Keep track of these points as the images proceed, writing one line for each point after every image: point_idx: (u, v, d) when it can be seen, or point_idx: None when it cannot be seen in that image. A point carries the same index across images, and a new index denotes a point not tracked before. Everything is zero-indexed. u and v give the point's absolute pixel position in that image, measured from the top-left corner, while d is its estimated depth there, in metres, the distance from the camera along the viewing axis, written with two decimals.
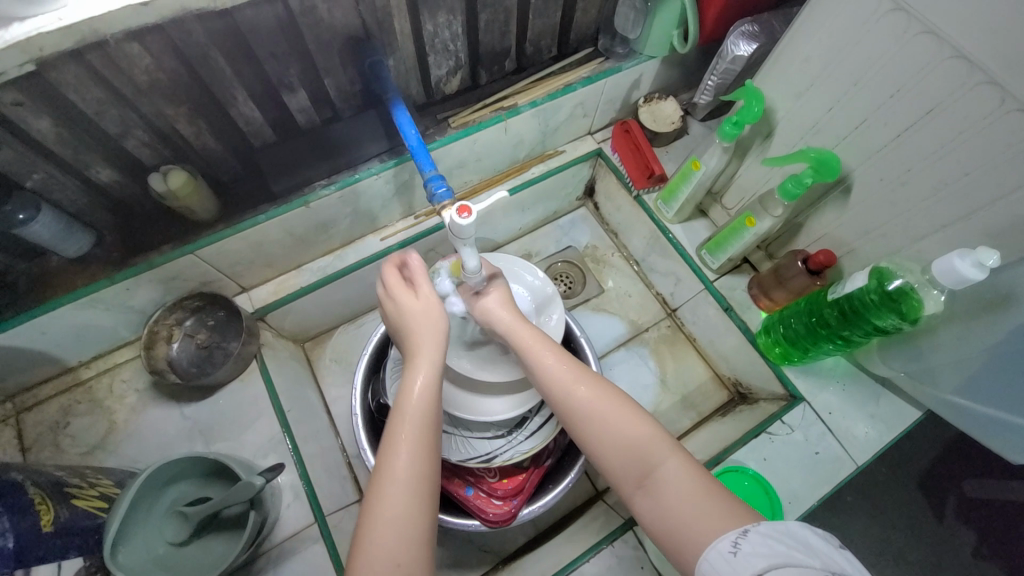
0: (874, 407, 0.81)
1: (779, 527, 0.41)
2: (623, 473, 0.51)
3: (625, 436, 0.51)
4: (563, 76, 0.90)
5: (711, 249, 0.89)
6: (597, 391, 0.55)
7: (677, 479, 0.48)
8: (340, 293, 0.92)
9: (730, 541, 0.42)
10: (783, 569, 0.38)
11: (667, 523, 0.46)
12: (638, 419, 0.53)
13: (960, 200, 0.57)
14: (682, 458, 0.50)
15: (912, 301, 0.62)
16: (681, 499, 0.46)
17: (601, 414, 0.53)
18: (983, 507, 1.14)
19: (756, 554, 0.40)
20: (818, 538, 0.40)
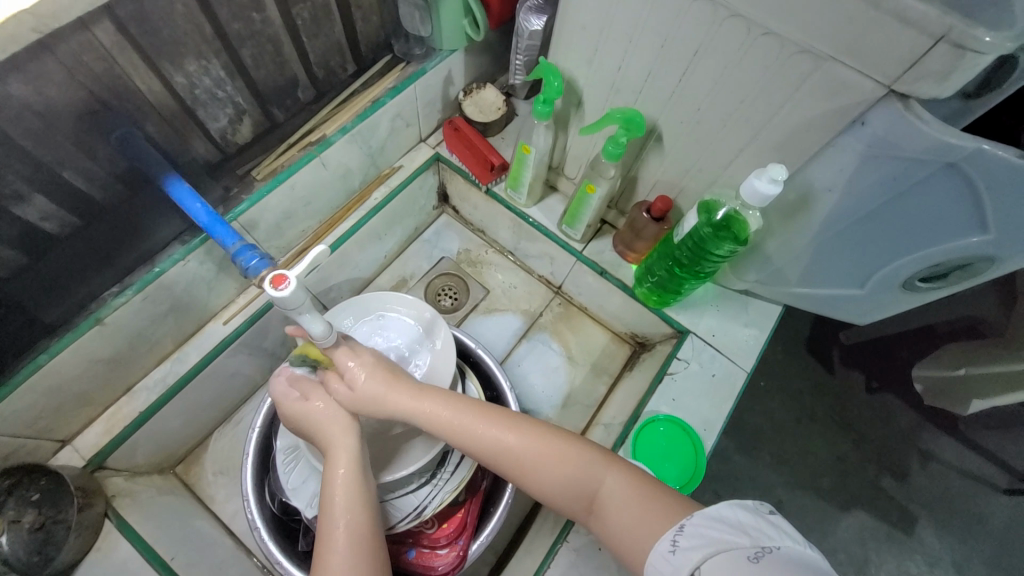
0: (746, 317, 0.89)
1: (710, 514, 0.43)
2: (572, 503, 0.53)
3: (564, 470, 0.53)
4: (367, 93, 0.84)
5: (568, 222, 0.90)
6: (525, 435, 0.54)
7: (620, 494, 0.51)
8: (197, 398, 0.79)
9: (669, 540, 0.44)
10: (716, 557, 0.40)
11: (619, 540, 0.48)
12: (572, 446, 0.54)
13: (747, 124, 0.63)
14: (620, 470, 0.53)
15: (740, 223, 0.67)
16: (627, 513, 0.49)
17: (537, 457, 0.53)
18: (857, 355, 1.32)
19: (692, 547, 0.42)
20: (746, 513, 0.42)
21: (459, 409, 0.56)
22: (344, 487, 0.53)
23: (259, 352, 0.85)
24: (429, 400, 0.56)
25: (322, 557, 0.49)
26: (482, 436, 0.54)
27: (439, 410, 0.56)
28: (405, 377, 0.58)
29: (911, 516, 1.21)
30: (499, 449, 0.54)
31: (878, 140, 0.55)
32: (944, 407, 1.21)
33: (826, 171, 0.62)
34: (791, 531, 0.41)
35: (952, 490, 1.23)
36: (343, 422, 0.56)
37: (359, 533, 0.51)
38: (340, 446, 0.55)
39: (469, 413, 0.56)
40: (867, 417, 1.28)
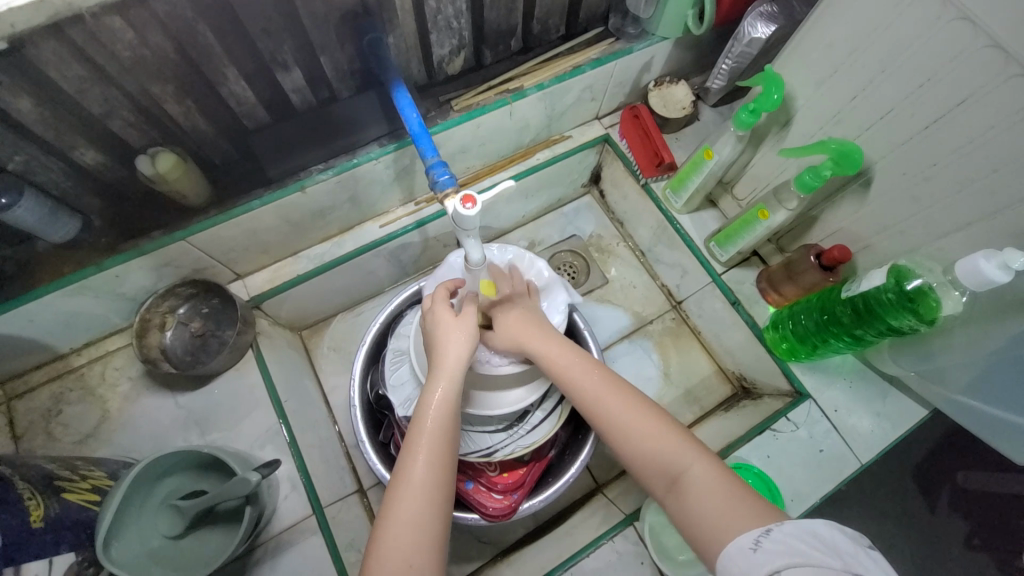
0: (880, 405, 0.79)
1: (802, 527, 0.41)
2: (654, 478, 0.52)
3: (652, 442, 0.53)
4: (571, 58, 0.85)
5: (720, 241, 0.86)
6: (621, 396, 0.57)
7: (705, 482, 0.49)
8: (338, 281, 0.89)
9: (753, 537, 0.42)
10: (800, 569, 0.38)
11: (696, 524, 0.47)
12: (665, 424, 0.54)
13: (987, 197, 0.55)
14: (712, 460, 0.50)
15: (930, 301, 0.59)
16: (707, 501, 0.47)
17: (630, 421, 0.54)
18: (986, 501, 1.13)
19: (776, 552, 0.40)
20: (841, 539, 0.40)
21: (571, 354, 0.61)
22: (433, 391, 0.56)
23: (395, 261, 0.93)
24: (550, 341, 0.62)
25: (406, 454, 0.53)
26: (585, 385, 0.58)
27: (554, 351, 0.61)
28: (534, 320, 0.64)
29: None
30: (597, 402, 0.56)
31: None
32: None
33: None
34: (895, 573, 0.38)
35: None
36: (454, 343, 0.59)
37: (438, 447, 0.53)
38: (438, 359, 0.59)
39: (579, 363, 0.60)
40: (961, 573, 1.10)
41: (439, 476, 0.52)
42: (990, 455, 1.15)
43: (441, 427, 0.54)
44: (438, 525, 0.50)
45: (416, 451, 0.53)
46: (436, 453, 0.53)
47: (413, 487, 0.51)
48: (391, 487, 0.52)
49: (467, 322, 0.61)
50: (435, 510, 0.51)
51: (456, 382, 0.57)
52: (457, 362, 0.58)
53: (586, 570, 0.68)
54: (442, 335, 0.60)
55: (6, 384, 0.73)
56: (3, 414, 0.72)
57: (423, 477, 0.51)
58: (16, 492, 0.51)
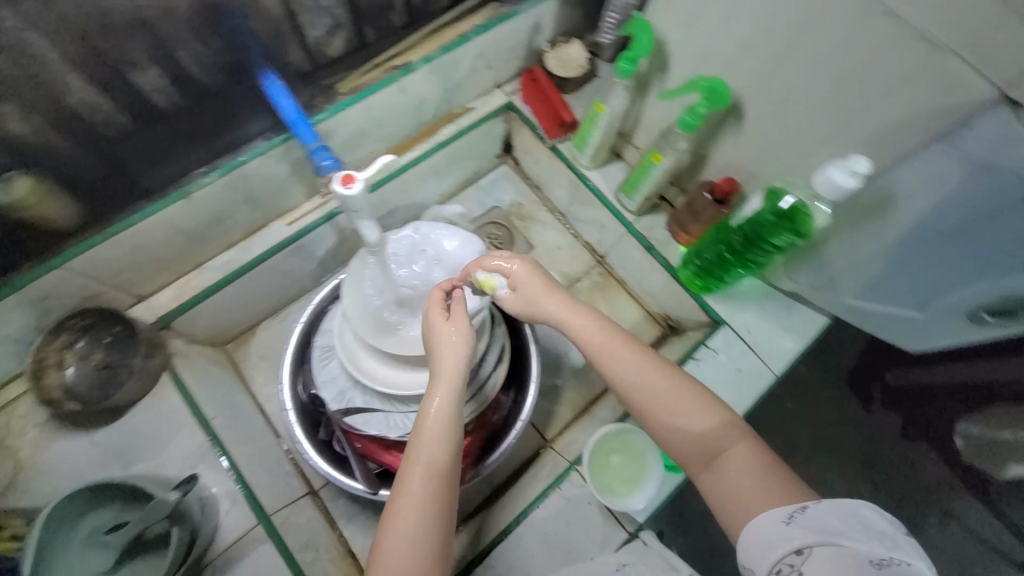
0: (787, 321, 0.86)
1: (841, 507, 0.44)
2: (691, 458, 0.54)
3: (694, 426, 0.55)
4: (456, 26, 0.84)
5: (626, 191, 0.89)
6: (672, 383, 0.57)
7: (745, 466, 0.51)
8: (253, 287, 0.86)
9: (786, 512, 0.46)
10: (831, 547, 0.42)
11: (726, 501, 0.50)
12: (711, 408, 0.55)
13: (838, 112, 0.60)
14: (751, 441, 0.53)
15: (804, 216, 0.65)
16: (743, 480, 0.50)
17: (670, 403, 0.56)
18: (904, 392, 1.25)
19: (812, 528, 0.44)
20: (878, 522, 0.44)
21: (607, 332, 0.60)
22: (433, 398, 0.57)
23: (312, 258, 0.91)
24: (580, 321, 0.60)
25: (407, 465, 0.55)
26: (626, 366, 0.58)
27: (587, 335, 0.60)
28: (554, 297, 0.62)
29: None
30: (638, 388, 0.57)
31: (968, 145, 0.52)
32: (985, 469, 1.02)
33: (914, 178, 0.58)
34: (915, 554, 0.42)
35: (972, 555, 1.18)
36: (456, 347, 0.59)
37: (441, 457, 0.55)
38: (436, 364, 0.59)
39: (616, 346, 0.59)
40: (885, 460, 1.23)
41: (441, 486, 0.54)
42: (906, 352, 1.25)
43: (449, 442, 0.55)
44: (438, 533, 0.52)
45: (415, 463, 0.54)
46: (438, 468, 0.54)
47: (413, 499, 0.53)
48: (393, 498, 0.54)
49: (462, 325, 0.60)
50: (437, 519, 0.53)
51: (453, 388, 0.58)
52: (452, 368, 0.58)
53: (536, 521, 0.72)
54: (440, 339, 0.59)
55: None
56: None
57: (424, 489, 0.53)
58: None
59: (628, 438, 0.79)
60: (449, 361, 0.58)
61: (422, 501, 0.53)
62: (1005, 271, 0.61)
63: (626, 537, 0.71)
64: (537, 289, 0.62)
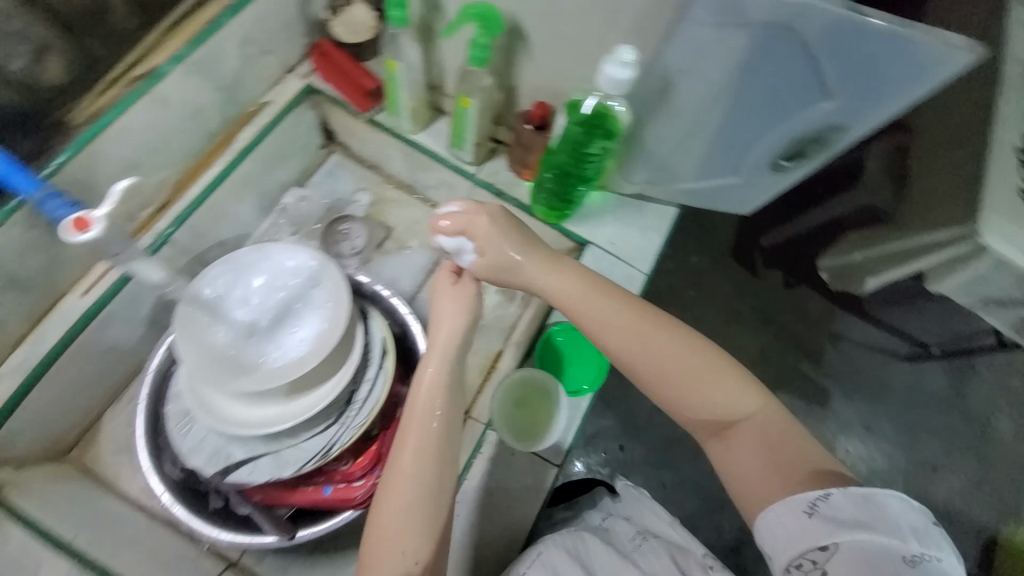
0: (643, 221, 0.90)
1: (863, 496, 0.46)
2: (702, 426, 0.56)
3: (715, 398, 0.54)
4: (201, 14, 0.72)
5: (456, 143, 0.87)
6: (695, 355, 0.55)
7: (756, 440, 0.53)
8: (73, 377, 0.74)
9: (807, 499, 0.47)
10: (856, 542, 0.44)
11: (737, 471, 0.53)
12: (738, 383, 0.54)
13: (602, 8, 0.60)
14: (768, 415, 0.54)
15: (607, 118, 0.65)
16: (752, 453, 0.52)
17: (695, 377, 0.55)
18: (779, 250, 1.41)
19: (835, 519, 0.45)
20: (899, 505, 0.45)
21: (623, 305, 0.58)
22: (427, 369, 0.59)
23: (139, 322, 0.79)
24: (596, 299, 0.59)
25: (402, 440, 0.56)
26: (654, 338, 0.56)
27: (605, 313, 0.58)
28: (560, 273, 0.61)
29: (826, 391, 1.34)
30: (658, 362, 0.56)
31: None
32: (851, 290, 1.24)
33: (681, 53, 0.57)
34: (939, 540, 0.44)
35: (862, 362, 1.37)
36: (456, 320, 0.61)
37: (434, 435, 0.56)
38: (437, 341, 0.60)
39: (637, 323, 0.57)
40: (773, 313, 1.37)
41: (431, 466, 0.54)
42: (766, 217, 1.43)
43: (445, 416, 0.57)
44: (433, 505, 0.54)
45: (408, 441, 0.55)
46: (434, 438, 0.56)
47: (404, 478, 0.54)
48: (387, 475, 0.55)
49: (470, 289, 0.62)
50: (428, 496, 0.53)
51: (447, 362, 0.60)
52: (451, 343, 0.60)
53: (468, 492, 0.71)
54: (444, 313, 0.61)
55: None
56: None
57: (415, 468, 0.54)
58: None
59: (534, 381, 0.79)
60: (453, 332, 0.60)
61: (412, 480, 0.54)
62: (822, 93, 0.60)
63: (556, 471, 0.74)
64: (503, 242, 0.61)
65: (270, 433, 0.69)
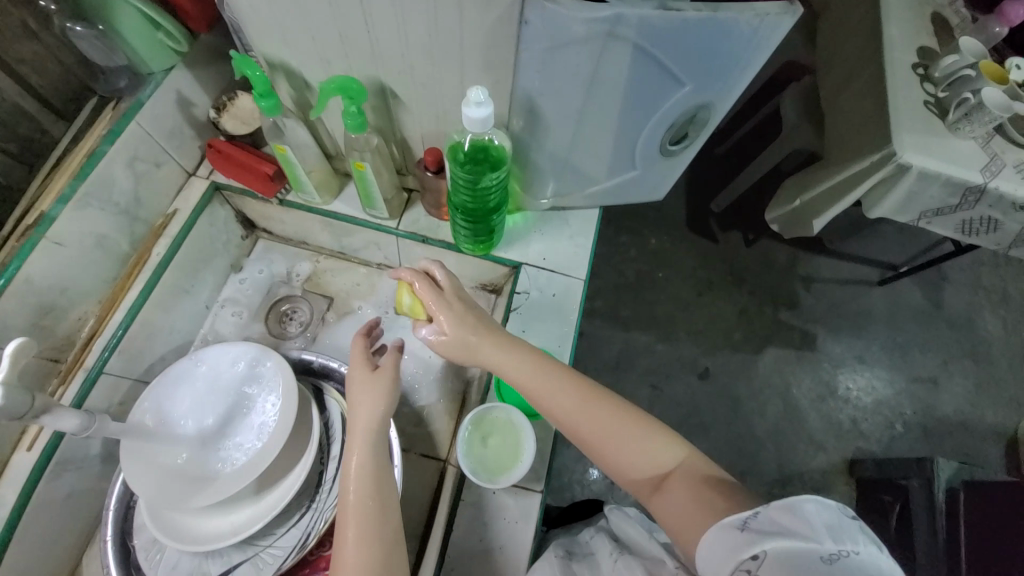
0: (568, 229, 0.92)
1: (788, 503, 0.44)
2: (638, 481, 0.57)
3: (639, 449, 0.57)
4: (82, 148, 0.75)
5: (368, 205, 0.87)
6: (613, 413, 0.59)
7: (685, 486, 0.53)
8: (37, 534, 0.72)
9: (738, 522, 0.46)
10: (782, 549, 0.42)
11: (670, 519, 0.52)
12: (654, 436, 0.57)
13: (447, 56, 0.63)
14: (692, 460, 0.56)
15: (490, 148, 0.69)
16: (683, 498, 0.52)
17: (612, 432, 0.58)
18: (731, 210, 1.46)
19: (764, 531, 0.43)
20: (826, 511, 0.43)
21: (546, 377, 0.62)
22: (351, 457, 0.60)
23: (94, 459, 0.78)
24: (520, 371, 0.63)
25: (341, 529, 0.55)
26: (572, 407, 0.60)
27: (531, 385, 0.62)
28: (462, 340, 0.66)
29: (811, 334, 1.36)
30: (580, 423, 0.59)
31: (552, 22, 0.53)
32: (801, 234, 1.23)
33: (531, 77, 0.62)
34: (870, 540, 0.42)
35: (838, 299, 1.39)
36: (375, 403, 0.63)
37: (367, 518, 0.55)
38: (356, 428, 0.62)
39: (560, 392, 0.61)
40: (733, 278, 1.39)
41: (371, 547, 0.53)
42: (713, 182, 1.49)
43: (371, 494, 0.57)
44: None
45: (347, 527, 0.55)
46: (373, 518, 0.55)
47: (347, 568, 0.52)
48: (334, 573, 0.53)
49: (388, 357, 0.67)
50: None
51: (370, 444, 0.61)
52: (371, 426, 0.62)
53: (458, 544, 0.71)
54: (360, 399, 0.63)
55: None
56: None
57: (357, 552, 0.53)
58: None
59: (496, 415, 0.76)
60: (371, 419, 0.62)
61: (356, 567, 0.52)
62: (677, 84, 0.63)
63: (541, 497, 0.74)
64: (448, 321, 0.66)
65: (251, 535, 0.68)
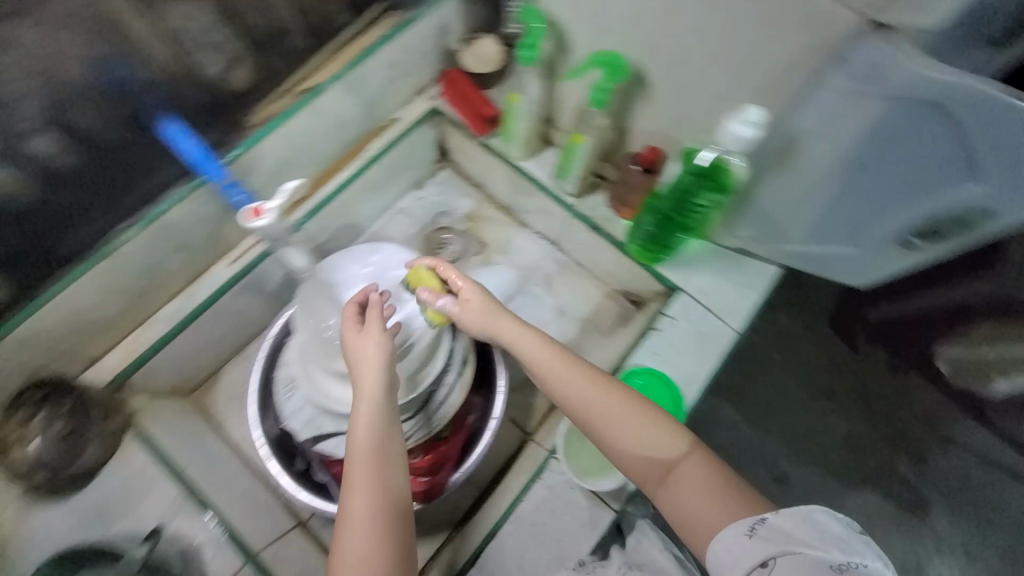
0: (741, 275, 0.87)
1: (804, 516, 0.51)
2: (647, 472, 0.60)
3: (650, 441, 0.61)
4: (359, 40, 0.83)
5: (560, 175, 0.90)
6: (626, 405, 0.62)
7: (694, 477, 0.58)
8: (207, 331, 0.86)
9: (747, 525, 0.53)
10: (791, 556, 0.49)
11: (687, 512, 0.57)
12: (664, 428, 0.61)
13: (729, 67, 0.61)
14: (699, 456, 0.60)
15: (723, 171, 0.65)
16: (699, 495, 0.57)
17: (626, 421, 0.61)
18: (891, 326, 1.21)
19: (769, 538, 0.51)
20: (839, 526, 0.51)
21: (563, 360, 0.64)
22: (359, 417, 0.59)
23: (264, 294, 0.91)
24: (541, 348, 0.65)
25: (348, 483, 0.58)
26: (580, 392, 0.63)
27: (548, 361, 0.64)
28: (502, 316, 0.66)
29: (924, 502, 1.14)
30: (597, 407, 0.62)
31: (872, 65, 0.51)
32: (965, 385, 1.19)
33: (812, 117, 0.58)
34: (872, 555, 0.49)
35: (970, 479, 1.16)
36: (377, 366, 0.61)
37: (379, 479, 0.58)
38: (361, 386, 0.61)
39: (581, 373, 0.64)
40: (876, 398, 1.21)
41: (383, 505, 0.57)
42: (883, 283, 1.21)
43: (378, 449, 0.59)
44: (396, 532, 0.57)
45: (355, 483, 0.57)
46: (382, 472, 0.58)
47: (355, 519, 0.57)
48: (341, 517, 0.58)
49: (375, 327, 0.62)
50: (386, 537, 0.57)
51: (377, 406, 0.60)
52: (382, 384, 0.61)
53: (524, 514, 0.74)
54: (363, 356, 0.61)
55: None
56: None
57: (368, 510, 0.57)
58: None
59: None
60: (376, 379, 0.60)
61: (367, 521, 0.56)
62: (967, 174, 0.58)
63: (614, 515, 0.73)
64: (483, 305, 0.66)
65: (356, 415, 0.73)
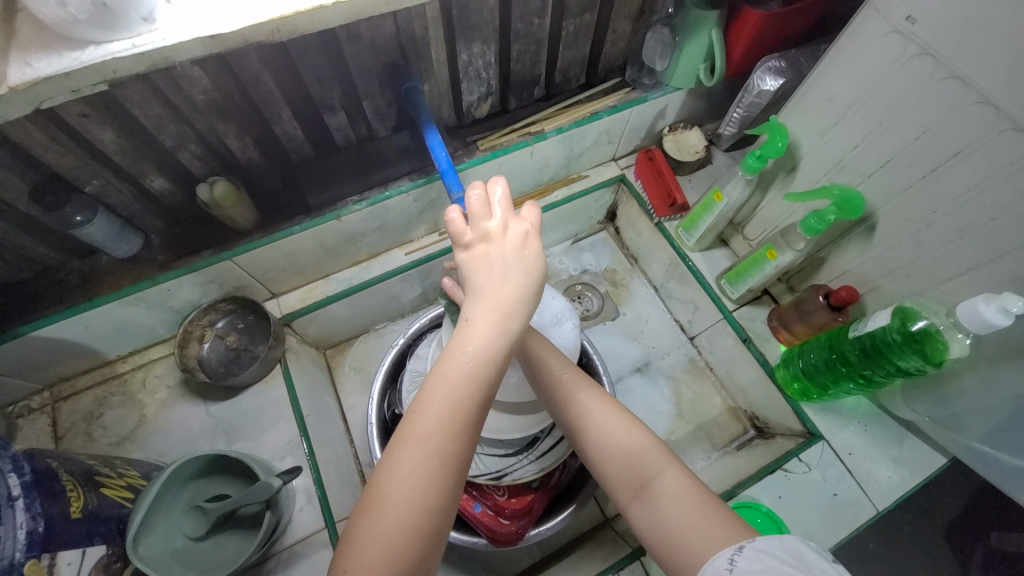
0: (897, 451, 0.79)
1: (773, 543, 0.43)
2: (623, 480, 0.53)
3: (627, 442, 0.54)
4: (589, 104, 0.90)
5: (731, 280, 0.88)
6: (603, 407, 0.57)
7: (676, 490, 0.50)
8: (362, 303, 0.95)
9: (727, 558, 0.44)
10: None
11: (665, 533, 0.49)
12: (640, 435, 0.55)
13: (991, 242, 0.58)
14: (680, 469, 0.52)
15: (937, 344, 0.63)
16: (678, 505, 0.49)
17: (606, 423, 0.56)
18: None
19: (751, 570, 0.42)
20: (810, 553, 0.42)
21: (551, 353, 0.60)
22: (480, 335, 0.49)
23: (416, 286, 0.99)
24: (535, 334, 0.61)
25: (423, 399, 0.47)
26: (564, 384, 0.58)
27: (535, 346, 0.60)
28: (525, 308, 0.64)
29: None
30: (575, 400, 0.57)
31: None
32: None
33: None
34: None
35: None
36: (527, 284, 0.52)
37: (465, 410, 0.47)
38: (507, 296, 0.51)
39: (556, 359, 0.59)
40: None
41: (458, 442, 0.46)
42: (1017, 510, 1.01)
43: (476, 383, 0.47)
44: (441, 516, 0.46)
45: (435, 401, 0.46)
46: (460, 414, 0.46)
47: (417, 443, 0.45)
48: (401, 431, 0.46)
49: (528, 249, 0.53)
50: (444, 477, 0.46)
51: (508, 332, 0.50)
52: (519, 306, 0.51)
53: None
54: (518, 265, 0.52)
55: (52, 386, 0.78)
56: (47, 415, 0.77)
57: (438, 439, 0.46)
58: (60, 482, 0.52)
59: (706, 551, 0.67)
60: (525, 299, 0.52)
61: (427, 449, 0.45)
62: None
63: None
64: None
65: None
